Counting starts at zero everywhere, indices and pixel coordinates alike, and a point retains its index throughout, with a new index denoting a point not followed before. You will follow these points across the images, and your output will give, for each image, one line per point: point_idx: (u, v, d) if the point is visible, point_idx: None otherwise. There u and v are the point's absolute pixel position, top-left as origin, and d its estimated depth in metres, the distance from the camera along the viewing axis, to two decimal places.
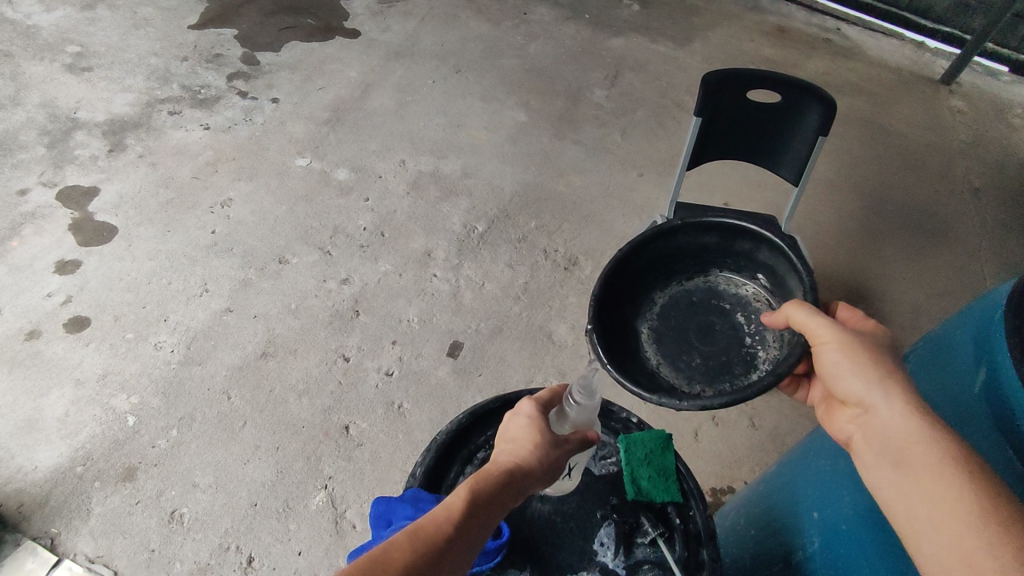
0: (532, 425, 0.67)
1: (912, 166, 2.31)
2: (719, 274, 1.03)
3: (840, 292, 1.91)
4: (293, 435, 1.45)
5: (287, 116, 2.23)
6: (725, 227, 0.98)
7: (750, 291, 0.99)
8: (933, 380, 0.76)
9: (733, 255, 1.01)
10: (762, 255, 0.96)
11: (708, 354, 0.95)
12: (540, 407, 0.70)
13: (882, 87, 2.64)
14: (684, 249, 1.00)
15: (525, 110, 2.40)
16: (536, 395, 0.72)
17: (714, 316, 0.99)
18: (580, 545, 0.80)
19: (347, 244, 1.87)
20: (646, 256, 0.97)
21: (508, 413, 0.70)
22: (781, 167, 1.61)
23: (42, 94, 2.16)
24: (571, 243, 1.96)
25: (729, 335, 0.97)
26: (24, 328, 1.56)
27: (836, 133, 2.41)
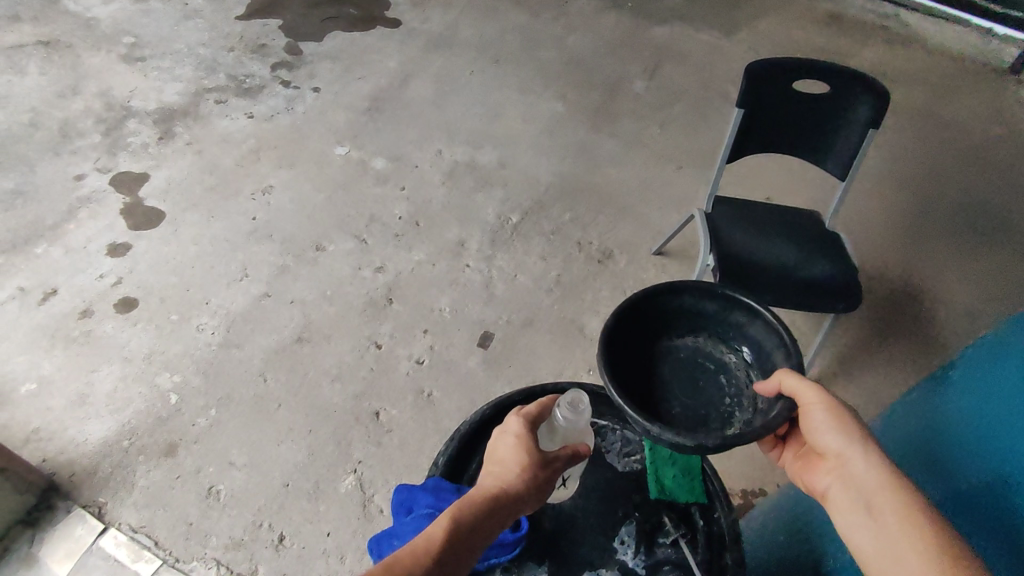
0: (518, 445, 0.66)
1: (970, 160, 2.19)
2: (707, 340, 0.95)
3: (887, 292, 1.83)
4: (326, 418, 1.48)
5: (327, 106, 2.27)
6: (721, 294, 0.92)
7: (727, 360, 0.93)
8: (982, 392, 0.74)
9: (712, 323, 0.94)
10: (752, 329, 0.90)
11: (680, 414, 0.88)
12: (528, 423, 0.69)
13: (941, 77, 2.50)
14: (676, 308, 0.94)
15: (564, 100, 2.38)
16: (523, 408, 0.70)
17: (689, 379, 0.92)
18: (601, 541, 0.79)
19: (383, 233, 1.89)
20: (643, 306, 0.91)
21: (496, 430, 0.70)
22: (828, 160, 1.54)
23: (98, 83, 2.25)
24: (606, 235, 1.95)
25: (702, 401, 0.90)
26: (78, 306, 1.63)
27: (887, 125, 2.30)
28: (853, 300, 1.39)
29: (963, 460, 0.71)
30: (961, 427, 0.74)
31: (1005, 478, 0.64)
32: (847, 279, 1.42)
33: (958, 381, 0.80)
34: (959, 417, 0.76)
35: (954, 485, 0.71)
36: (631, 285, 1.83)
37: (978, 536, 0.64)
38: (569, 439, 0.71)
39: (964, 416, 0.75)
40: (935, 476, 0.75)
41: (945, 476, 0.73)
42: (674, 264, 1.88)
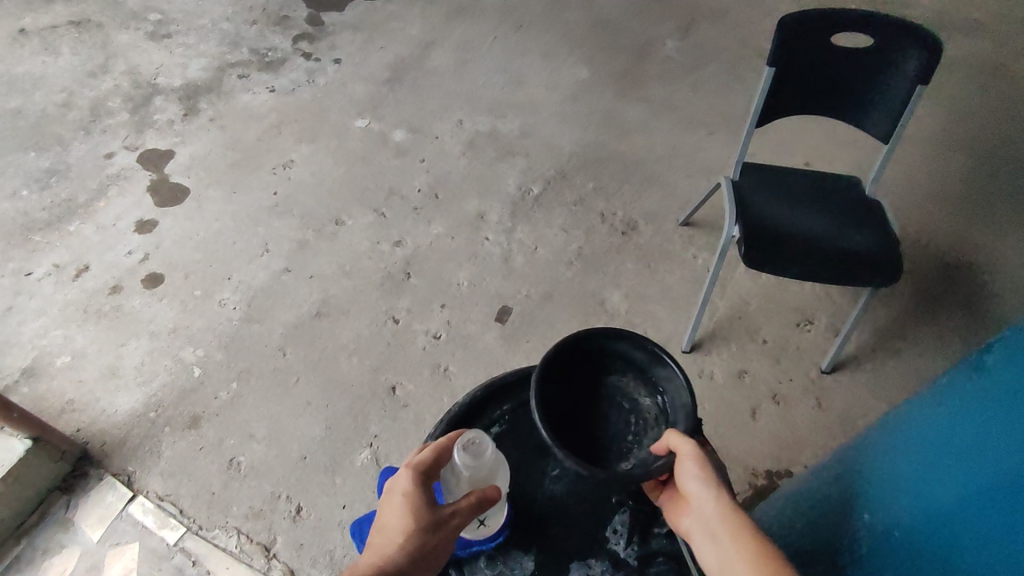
0: (405, 505, 0.70)
1: None
2: (628, 384, 0.86)
3: (937, 262, 1.70)
4: (344, 392, 1.49)
5: (348, 78, 2.24)
6: (657, 350, 0.82)
7: (639, 409, 0.84)
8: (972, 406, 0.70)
9: (638, 372, 0.85)
10: (672, 385, 0.81)
11: (574, 442, 0.82)
12: (417, 478, 0.72)
13: (1008, 26, 2.28)
14: (610, 352, 0.85)
15: (590, 65, 2.29)
16: (413, 462, 0.73)
17: (596, 416, 0.84)
18: (592, 529, 0.81)
19: (402, 206, 1.87)
20: (573, 345, 0.82)
21: (385, 488, 0.73)
22: (868, 123, 1.42)
23: (127, 62, 2.28)
24: (631, 206, 1.87)
25: (600, 439, 0.83)
26: (108, 282, 1.68)
27: (942, 79, 2.12)
28: (892, 273, 1.30)
29: (985, 456, 0.65)
30: (984, 420, 0.67)
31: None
32: (887, 250, 1.32)
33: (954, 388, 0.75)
34: (981, 409, 0.69)
35: (927, 503, 0.69)
36: (655, 258, 1.76)
37: (1011, 541, 0.57)
38: (475, 483, 0.74)
39: (989, 409, 0.68)
40: (951, 470, 0.68)
41: (963, 471, 0.66)
42: (701, 236, 1.80)
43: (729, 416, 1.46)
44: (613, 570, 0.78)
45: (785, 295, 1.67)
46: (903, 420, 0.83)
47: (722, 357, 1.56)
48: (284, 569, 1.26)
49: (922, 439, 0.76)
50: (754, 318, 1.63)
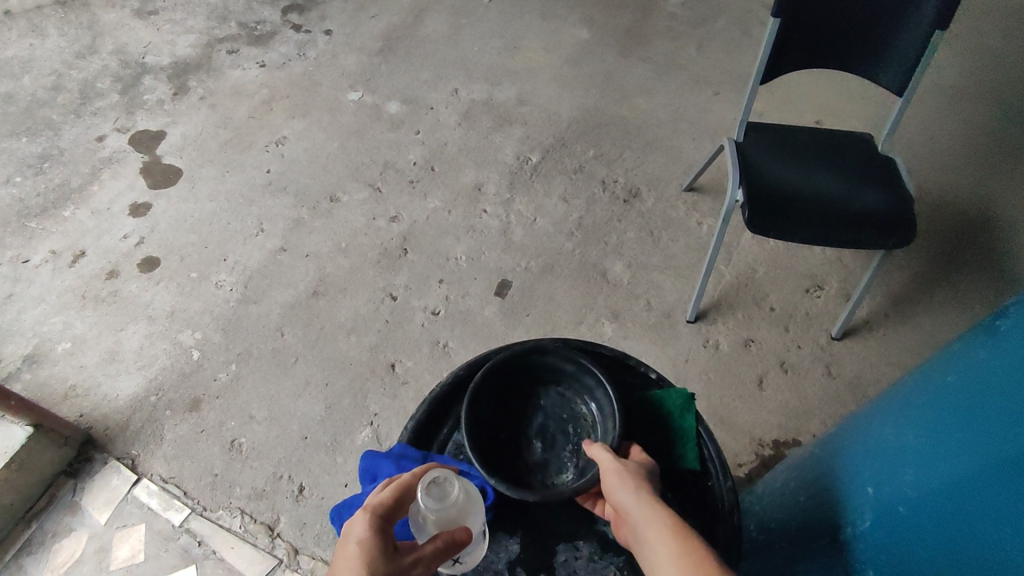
0: (358, 554, 0.61)
1: None
2: (569, 395, 0.79)
3: (958, 217, 1.62)
4: (343, 371, 1.48)
5: (340, 49, 2.18)
6: (587, 362, 0.76)
7: (579, 416, 0.78)
8: (997, 380, 0.64)
9: (571, 383, 0.79)
10: (603, 397, 0.75)
11: (511, 456, 0.76)
12: (374, 522, 0.64)
13: None
14: (539, 365, 0.79)
15: (589, 27, 2.21)
16: (370, 504, 0.65)
17: (531, 430, 0.78)
18: (580, 512, 0.76)
19: (397, 180, 1.83)
20: (498, 364, 0.76)
21: (339, 534, 0.64)
22: (881, 74, 1.34)
23: (114, 41, 2.23)
24: (632, 172, 1.81)
25: (537, 454, 0.77)
26: (105, 267, 1.67)
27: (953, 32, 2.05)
28: (905, 234, 1.24)
29: (1013, 423, 0.59)
30: (1012, 387, 0.62)
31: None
32: (900, 209, 1.26)
33: (979, 355, 0.69)
34: (1009, 375, 0.63)
35: (937, 476, 0.66)
36: (658, 226, 1.70)
37: None
38: (442, 526, 0.66)
39: (1017, 374, 0.62)
40: (975, 438, 0.63)
41: (988, 440, 0.61)
42: (706, 201, 1.74)
43: (734, 386, 1.43)
44: (602, 554, 0.74)
45: (793, 260, 1.62)
46: (921, 383, 0.78)
47: (728, 326, 1.52)
48: (288, 548, 1.26)
49: (943, 404, 0.70)
50: (761, 285, 1.58)
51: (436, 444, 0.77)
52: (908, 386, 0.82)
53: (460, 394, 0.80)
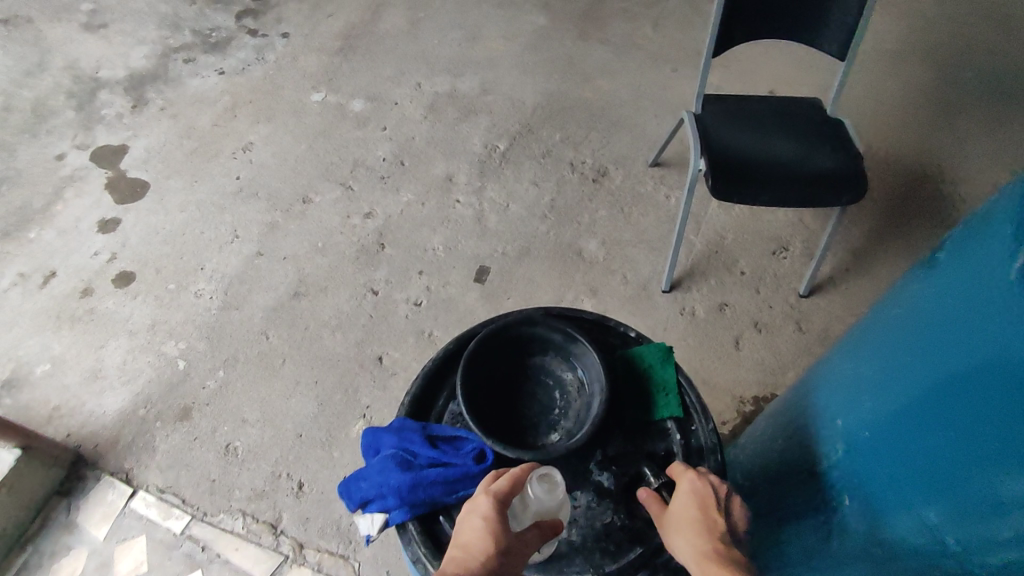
0: (487, 531, 0.62)
1: (974, 31, 2.08)
2: (555, 361, 0.82)
3: (905, 174, 1.72)
4: (331, 368, 1.50)
5: (298, 51, 2.17)
6: (574, 331, 0.79)
7: (564, 381, 0.81)
8: (943, 299, 0.68)
9: (559, 351, 0.82)
10: (588, 362, 0.79)
11: (503, 421, 0.79)
12: (499, 504, 0.64)
13: None
14: (527, 335, 0.82)
15: (546, 13, 2.25)
16: (495, 485, 0.65)
17: (521, 397, 0.81)
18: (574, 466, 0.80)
19: (368, 176, 1.84)
20: (488, 336, 0.79)
21: (462, 509, 0.65)
22: (825, 40, 1.40)
23: (64, 57, 2.17)
24: (599, 152, 1.86)
25: (526, 418, 0.80)
26: (78, 285, 1.65)
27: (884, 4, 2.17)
28: (857, 190, 1.30)
29: (950, 348, 0.64)
30: (942, 314, 0.67)
31: (1006, 368, 0.57)
32: (851, 168, 1.33)
33: (927, 279, 0.73)
34: (940, 301, 0.68)
35: (905, 397, 0.70)
36: (628, 202, 1.75)
37: (987, 426, 0.58)
38: (540, 515, 0.67)
39: (945, 301, 0.67)
40: (928, 356, 0.68)
41: (945, 355, 0.65)
42: (672, 175, 1.80)
43: (713, 349, 1.49)
44: (598, 500, 0.78)
45: (759, 225, 1.68)
46: (879, 316, 0.83)
47: (702, 292, 1.58)
48: (293, 543, 1.28)
49: (893, 334, 0.75)
50: (730, 251, 1.64)
51: (434, 414, 0.80)
52: (869, 320, 0.86)
53: (451, 366, 0.83)
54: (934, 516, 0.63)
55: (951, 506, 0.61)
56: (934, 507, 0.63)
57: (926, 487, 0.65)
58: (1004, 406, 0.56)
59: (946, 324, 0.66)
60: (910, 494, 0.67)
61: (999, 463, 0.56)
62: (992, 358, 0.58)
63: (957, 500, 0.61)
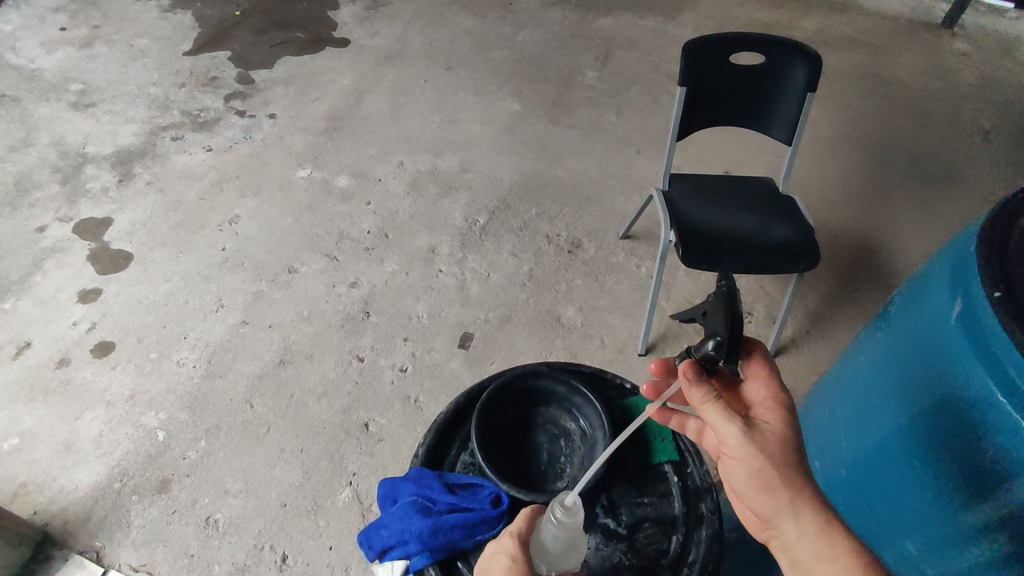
0: (513, 568, 0.67)
1: (901, 120, 2.38)
2: (558, 412, 0.89)
3: (852, 245, 1.90)
4: (317, 435, 1.49)
5: (285, 131, 2.29)
6: (576, 382, 0.87)
7: (567, 430, 0.88)
8: (899, 347, 0.78)
9: (562, 404, 0.89)
10: (590, 411, 0.86)
11: (514, 470, 0.84)
12: (521, 544, 0.69)
13: (867, 51, 2.77)
14: (532, 388, 0.89)
15: (519, 100, 2.45)
16: (517, 528, 0.71)
17: (528, 447, 0.86)
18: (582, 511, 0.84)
19: (353, 248, 1.91)
20: (499, 388, 0.86)
21: (488, 552, 0.71)
22: (772, 127, 1.59)
23: (51, 133, 2.22)
24: (573, 225, 1.99)
25: (534, 466, 0.85)
26: (55, 356, 1.63)
27: (820, 96, 2.47)
28: (812, 258, 1.44)
29: (906, 393, 0.75)
30: (899, 361, 0.78)
31: (956, 407, 0.68)
32: (805, 238, 1.47)
33: (884, 328, 0.83)
34: (896, 351, 0.79)
35: (878, 438, 0.80)
36: (602, 271, 1.87)
37: (951, 465, 0.68)
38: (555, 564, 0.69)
39: (897, 351, 0.79)
40: (891, 400, 0.78)
41: (905, 399, 0.75)
42: (641, 246, 1.93)
43: None
44: (606, 541, 0.81)
45: None
46: (843, 365, 0.93)
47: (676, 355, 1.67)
48: None
49: (860, 382, 0.86)
50: None
51: (447, 464, 0.84)
52: (836, 367, 0.97)
53: (462, 419, 0.88)
54: (915, 547, 0.74)
55: (928, 539, 0.72)
56: (913, 540, 0.74)
57: (910, 523, 0.74)
58: (960, 443, 0.67)
59: (905, 369, 0.76)
60: (892, 527, 0.77)
61: (961, 494, 0.67)
62: (946, 397, 0.69)
63: (934, 535, 0.71)
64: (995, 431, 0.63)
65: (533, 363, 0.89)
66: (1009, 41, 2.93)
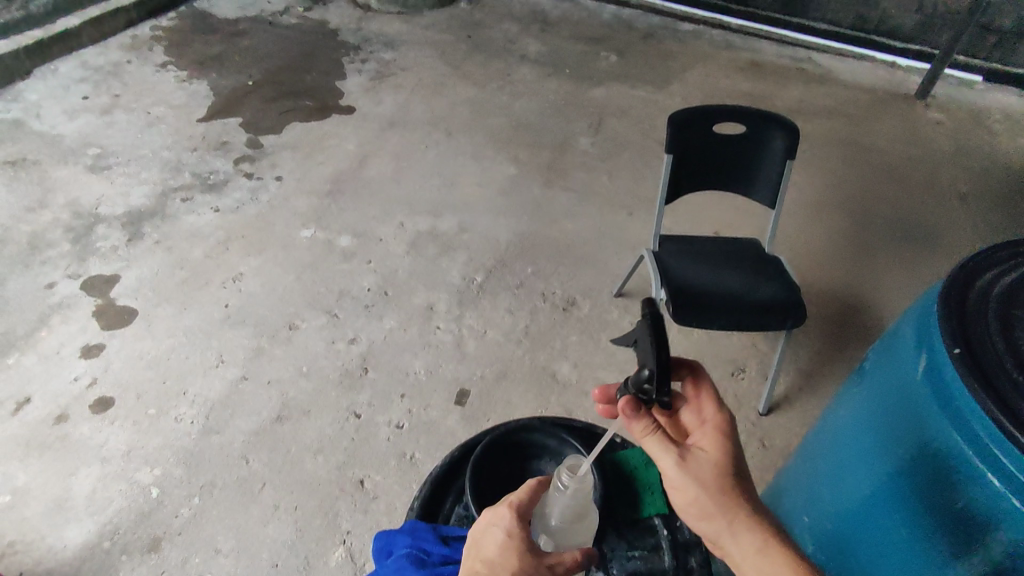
0: (510, 540, 0.70)
1: (883, 184, 2.49)
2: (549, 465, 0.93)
3: (840, 303, 1.96)
4: (311, 493, 1.49)
5: (291, 192, 2.38)
6: (567, 436, 0.92)
7: None
8: (873, 401, 0.82)
9: (554, 456, 0.93)
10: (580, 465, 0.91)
11: None
12: (518, 517, 0.72)
13: (847, 119, 2.92)
14: (525, 441, 0.93)
15: (516, 164, 2.56)
16: (515, 501, 0.73)
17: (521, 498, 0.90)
18: None
19: (354, 305, 1.96)
20: (494, 441, 0.90)
21: (486, 521, 0.73)
22: (755, 192, 1.68)
23: (66, 195, 2.31)
24: (568, 283, 2.05)
25: None
26: (53, 412, 1.64)
27: (804, 161, 2.59)
28: (798, 315, 1.49)
29: (881, 447, 0.79)
30: (874, 415, 0.81)
31: (926, 460, 0.71)
32: (791, 296, 1.52)
33: (860, 383, 0.87)
34: (871, 405, 0.83)
35: (859, 491, 0.83)
36: (596, 328, 1.91)
37: (926, 517, 0.71)
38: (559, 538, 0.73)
39: (872, 405, 0.83)
40: (868, 453, 0.81)
41: (881, 453, 0.79)
42: (634, 304, 1.99)
43: None
44: None
45: (716, 348, 1.84)
46: (824, 418, 0.97)
47: None
48: None
49: (840, 435, 0.89)
50: None
51: (442, 516, 0.87)
52: (818, 420, 1.00)
53: (457, 472, 0.90)
54: None
55: None
56: None
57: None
58: (932, 496, 0.70)
59: (879, 423, 0.80)
60: None
61: (939, 546, 0.70)
62: (916, 451, 0.72)
63: None
64: (962, 485, 0.67)
65: (526, 416, 0.93)
66: (979, 111, 3.11)
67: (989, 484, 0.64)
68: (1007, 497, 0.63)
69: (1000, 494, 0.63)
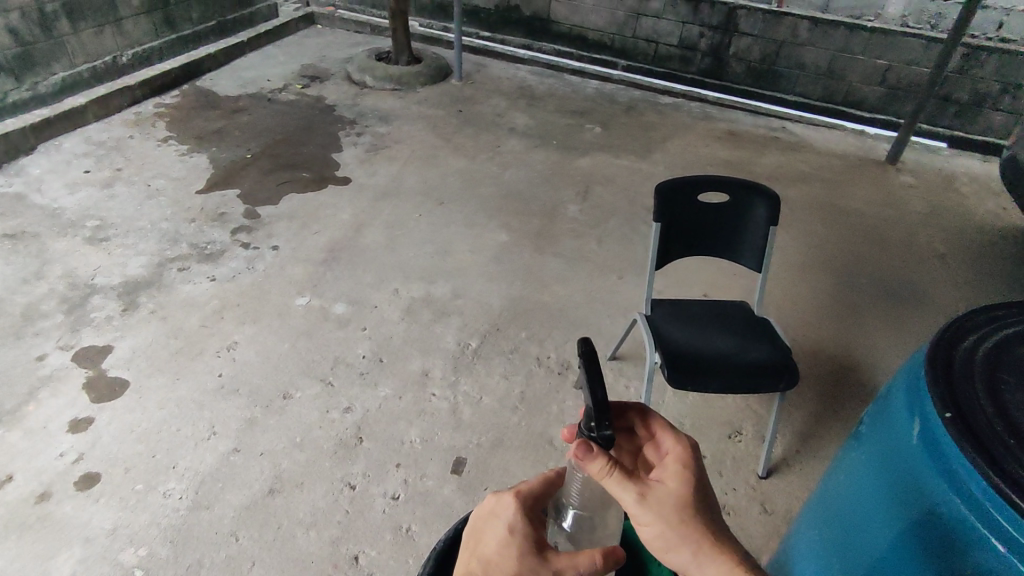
0: (513, 533, 0.66)
1: (864, 245, 2.58)
2: None
3: (832, 363, 1.99)
4: (303, 571, 1.44)
5: (286, 261, 2.42)
6: None
7: None
8: (873, 463, 0.83)
9: None
10: None
11: None
12: (522, 508, 0.68)
13: (823, 184, 3.06)
14: None
15: (507, 232, 2.63)
16: (521, 491, 0.69)
17: None
18: None
19: (348, 373, 1.95)
20: None
21: (490, 511, 0.70)
22: (741, 257, 1.73)
23: (63, 266, 2.33)
24: (562, 348, 2.07)
25: None
26: (36, 490, 1.59)
27: (786, 225, 2.69)
28: (790, 377, 1.51)
29: (885, 511, 0.79)
30: (875, 478, 0.82)
31: (928, 523, 0.72)
32: (782, 358, 1.55)
33: (860, 447, 0.89)
34: (871, 468, 0.84)
35: (866, 559, 0.82)
36: None
37: None
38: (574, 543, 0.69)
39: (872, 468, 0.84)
40: (872, 517, 0.81)
41: (885, 517, 0.79)
42: (629, 366, 2.00)
43: None
44: None
45: (712, 411, 1.84)
46: (826, 485, 0.97)
47: None
48: None
49: (843, 501, 0.89)
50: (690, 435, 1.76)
51: None
52: (820, 487, 1.00)
53: None
54: None
55: None
56: None
57: None
58: (937, 561, 0.70)
59: (881, 487, 0.81)
60: None
61: None
62: (919, 516, 0.73)
63: None
64: (967, 551, 0.67)
65: None
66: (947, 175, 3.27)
67: (993, 549, 0.64)
68: (1010, 560, 0.63)
69: (1004, 559, 0.63)
